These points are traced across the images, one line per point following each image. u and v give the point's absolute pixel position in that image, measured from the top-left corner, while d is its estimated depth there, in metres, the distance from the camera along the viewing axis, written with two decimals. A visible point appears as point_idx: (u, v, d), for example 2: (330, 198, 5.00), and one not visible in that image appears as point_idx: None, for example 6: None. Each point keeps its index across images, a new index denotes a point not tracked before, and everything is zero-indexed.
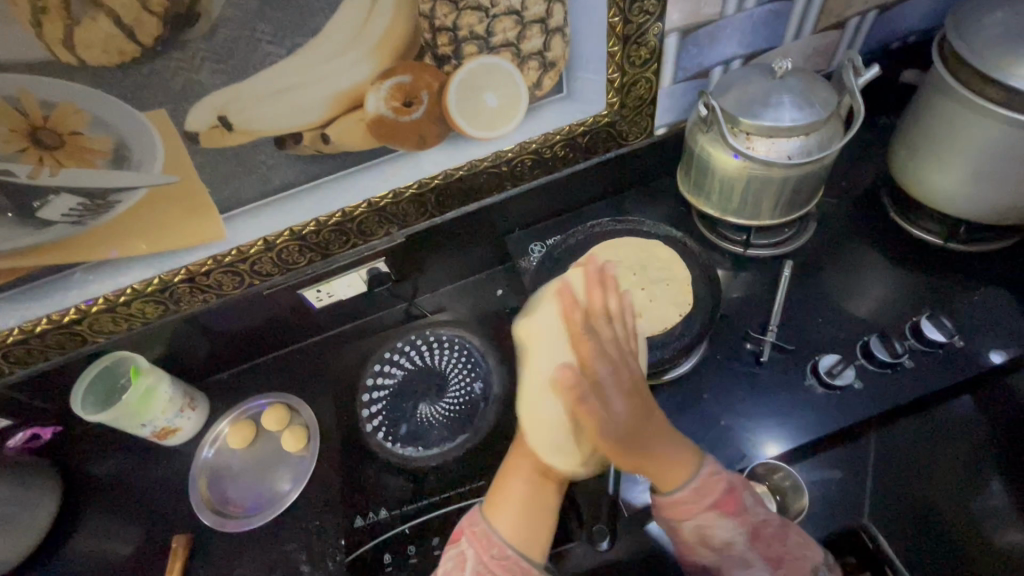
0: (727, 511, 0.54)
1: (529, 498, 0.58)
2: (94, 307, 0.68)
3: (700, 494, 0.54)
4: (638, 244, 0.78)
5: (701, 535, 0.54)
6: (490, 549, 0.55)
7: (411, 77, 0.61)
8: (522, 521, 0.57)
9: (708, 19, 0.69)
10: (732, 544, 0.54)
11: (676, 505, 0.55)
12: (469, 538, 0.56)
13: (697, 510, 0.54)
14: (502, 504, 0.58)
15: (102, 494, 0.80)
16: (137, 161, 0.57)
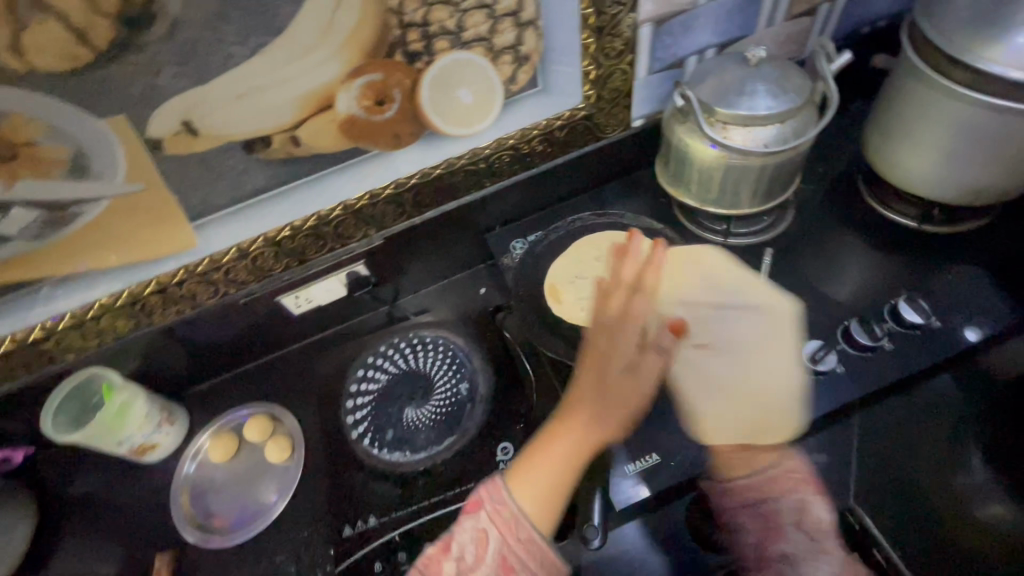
0: (818, 490, 0.61)
1: (543, 479, 0.57)
2: (60, 324, 0.65)
3: (798, 469, 0.61)
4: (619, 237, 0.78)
5: (800, 513, 0.58)
6: (516, 532, 0.53)
7: (383, 75, 0.60)
8: (544, 494, 0.57)
9: (682, 8, 0.69)
10: (823, 527, 0.58)
11: (777, 480, 0.60)
12: (489, 515, 0.54)
13: (801, 485, 0.60)
14: (523, 476, 0.58)
15: (80, 515, 0.78)
16: (97, 171, 0.55)
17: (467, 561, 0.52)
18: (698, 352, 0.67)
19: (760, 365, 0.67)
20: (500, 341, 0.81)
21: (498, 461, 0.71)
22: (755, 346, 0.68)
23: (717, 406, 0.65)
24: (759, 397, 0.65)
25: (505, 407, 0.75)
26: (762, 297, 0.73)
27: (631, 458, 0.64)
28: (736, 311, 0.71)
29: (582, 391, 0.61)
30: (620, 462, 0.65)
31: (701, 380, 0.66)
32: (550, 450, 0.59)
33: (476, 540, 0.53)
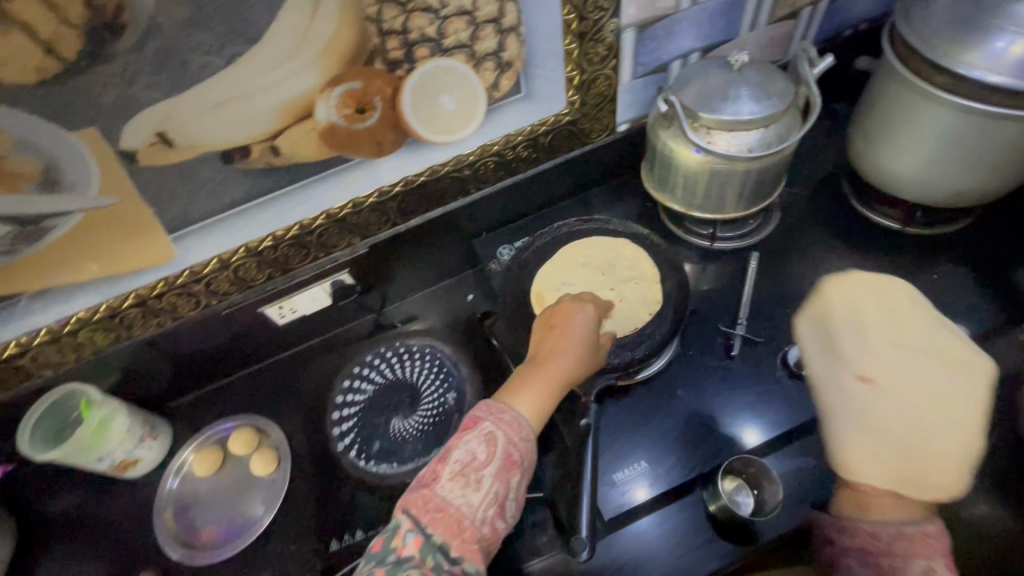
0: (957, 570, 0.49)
1: (537, 393, 0.57)
2: (36, 339, 0.64)
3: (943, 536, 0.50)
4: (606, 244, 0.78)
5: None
6: (518, 434, 0.53)
7: (363, 83, 0.59)
8: (540, 406, 0.57)
9: (665, 13, 0.68)
10: None
11: (913, 538, 0.50)
12: (494, 422, 0.53)
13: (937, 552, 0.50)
14: (517, 391, 0.57)
15: (60, 534, 0.76)
16: (69, 184, 0.54)
17: (475, 462, 0.50)
18: (862, 384, 0.64)
19: (911, 413, 0.61)
20: (487, 348, 0.80)
21: None
22: (937, 400, 0.62)
23: (860, 444, 0.60)
24: (919, 446, 0.59)
25: None
26: (948, 346, 0.66)
27: (622, 466, 0.66)
28: (927, 358, 0.65)
29: (567, 328, 0.64)
30: (611, 469, 0.66)
31: (858, 416, 0.62)
32: (546, 368, 0.60)
33: (486, 443, 0.52)
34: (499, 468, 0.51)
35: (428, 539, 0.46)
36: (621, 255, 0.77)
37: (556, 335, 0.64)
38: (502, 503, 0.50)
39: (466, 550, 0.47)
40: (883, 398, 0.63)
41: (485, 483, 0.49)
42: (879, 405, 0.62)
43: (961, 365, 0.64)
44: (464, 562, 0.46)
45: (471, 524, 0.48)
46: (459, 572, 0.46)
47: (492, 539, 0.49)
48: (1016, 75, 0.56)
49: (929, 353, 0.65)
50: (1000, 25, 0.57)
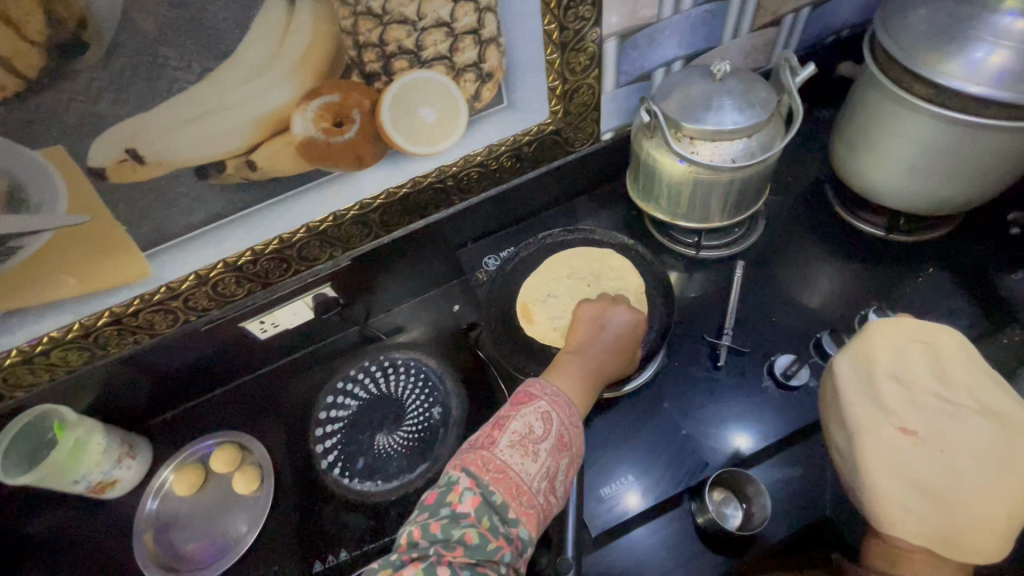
0: None
1: (580, 375, 0.61)
2: (7, 360, 0.62)
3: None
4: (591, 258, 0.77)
5: None
6: (567, 416, 0.56)
7: (341, 96, 0.58)
8: (582, 391, 0.60)
9: (646, 21, 0.68)
10: None
11: None
12: (548, 401, 0.56)
13: None
14: (565, 372, 0.61)
15: (36, 558, 0.74)
16: (36, 203, 0.52)
17: (533, 435, 0.53)
18: (901, 436, 0.57)
19: (948, 468, 0.55)
20: (474, 361, 0.80)
21: None
22: (986, 453, 0.54)
23: (892, 499, 0.55)
24: (956, 504, 0.53)
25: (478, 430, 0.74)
26: (1003, 400, 0.57)
27: (609, 480, 0.65)
28: (976, 412, 0.57)
29: (614, 329, 0.67)
30: (598, 484, 0.65)
31: (891, 471, 0.56)
32: (584, 358, 0.63)
33: (542, 420, 0.54)
34: (554, 445, 0.53)
35: (486, 496, 0.49)
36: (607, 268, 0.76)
37: (594, 326, 0.67)
38: (555, 478, 0.52)
39: (522, 515, 0.49)
40: (918, 451, 0.56)
41: (542, 455, 0.52)
42: (913, 459, 0.56)
43: (1019, 423, 0.55)
44: (519, 526, 0.48)
45: (528, 490, 0.50)
46: (514, 534, 0.48)
47: (545, 510, 0.51)
48: (995, 85, 0.56)
49: (978, 405, 0.57)
50: (978, 35, 0.57)
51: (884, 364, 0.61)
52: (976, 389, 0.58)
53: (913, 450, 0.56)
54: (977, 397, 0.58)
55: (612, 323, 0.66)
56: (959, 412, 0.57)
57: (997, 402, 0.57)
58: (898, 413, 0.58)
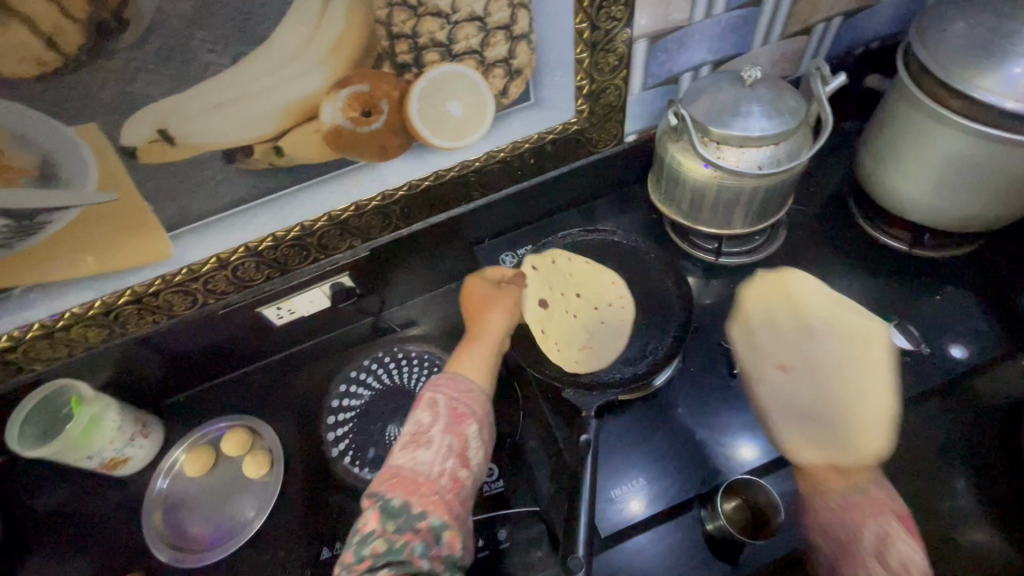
0: (909, 528, 0.55)
1: (483, 362, 0.65)
2: (29, 334, 0.63)
3: (893, 503, 0.57)
4: (547, 265, 0.76)
5: (880, 545, 0.53)
6: (456, 391, 0.60)
7: (369, 86, 0.58)
8: (484, 367, 0.64)
9: (677, 25, 0.68)
10: (912, 565, 0.52)
11: (856, 507, 0.57)
12: (433, 390, 0.59)
13: (884, 517, 0.55)
14: (466, 363, 0.64)
15: (45, 531, 0.74)
16: (67, 179, 0.53)
17: (423, 428, 0.55)
18: (779, 374, 0.69)
19: (814, 386, 0.68)
20: None
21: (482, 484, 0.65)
22: (838, 365, 0.69)
23: (793, 428, 0.64)
24: (839, 411, 0.66)
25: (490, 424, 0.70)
26: (851, 317, 0.73)
27: (619, 482, 0.65)
28: (831, 335, 0.72)
29: (501, 292, 0.73)
30: (609, 485, 0.65)
31: (783, 406, 0.66)
32: (478, 340, 0.68)
33: (430, 409, 0.57)
34: (447, 424, 0.56)
35: (385, 505, 0.49)
36: (575, 274, 0.76)
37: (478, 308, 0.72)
38: (459, 451, 0.54)
39: (427, 504, 0.49)
40: (792, 381, 0.69)
41: (435, 439, 0.54)
42: (790, 390, 0.68)
43: (863, 337, 0.71)
44: (427, 517, 0.49)
45: (427, 480, 0.51)
46: (423, 526, 0.48)
47: (457, 486, 0.52)
48: None
49: (831, 329, 0.72)
50: (1017, 51, 0.56)
51: (763, 333, 0.73)
52: (834, 316, 0.73)
53: (789, 383, 0.68)
54: (833, 323, 0.72)
55: (490, 296, 0.72)
56: (825, 340, 0.71)
57: (851, 320, 0.72)
58: (773, 355, 0.71)
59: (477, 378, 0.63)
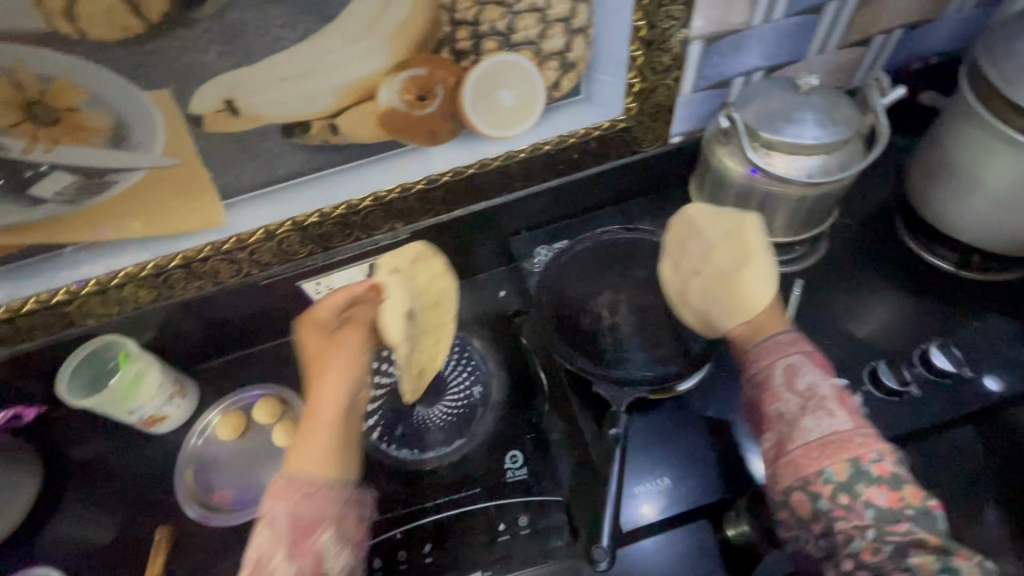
0: (820, 363, 0.59)
1: (324, 449, 0.56)
2: (84, 289, 0.66)
3: (797, 343, 0.61)
4: (406, 261, 0.64)
5: (789, 375, 0.58)
6: (296, 496, 0.54)
7: (427, 71, 0.59)
8: (324, 455, 0.56)
9: (734, 28, 0.67)
10: (818, 392, 0.56)
11: (765, 350, 0.61)
12: (271, 501, 0.54)
13: (790, 351, 0.60)
14: (303, 457, 0.56)
15: (82, 480, 0.78)
16: (137, 142, 0.55)
17: (264, 558, 0.51)
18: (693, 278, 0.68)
19: (719, 267, 0.67)
20: (514, 345, 0.78)
21: (505, 469, 0.67)
22: (728, 247, 0.67)
23: (715, 314, 0.66)
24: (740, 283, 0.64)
25: (518, 414, 0.72)
26: (720, 217, 0.69)
27: (643, 479, 0.65)
28: (707, 236, 0.69)
29: (341, 337, 0.61)
30: (632, 481, 0.65)
31: (702, 301, 0.67)
32: (315, 416, 0.58)
33: (270, 528, 0.53)
34: (292, 545, 0.52)
35: None
36: (433, 276, 0.65)
37: (319, 364, 0.60)
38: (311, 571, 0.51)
39: None
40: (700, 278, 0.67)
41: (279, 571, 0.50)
42: (703, 283, 0.67)
43: (736, 224, 0.67)
44: None
45: None
46: None
47: None
48: None
49: (717, 227, 0.68)
50: None
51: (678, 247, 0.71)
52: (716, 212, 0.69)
53: (698, 279, 0.67)
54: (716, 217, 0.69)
55: (333, 349, 0.60)
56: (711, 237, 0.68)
57: (725, 217, 0.68)
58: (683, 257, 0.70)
59: (318, 471, 0.55)
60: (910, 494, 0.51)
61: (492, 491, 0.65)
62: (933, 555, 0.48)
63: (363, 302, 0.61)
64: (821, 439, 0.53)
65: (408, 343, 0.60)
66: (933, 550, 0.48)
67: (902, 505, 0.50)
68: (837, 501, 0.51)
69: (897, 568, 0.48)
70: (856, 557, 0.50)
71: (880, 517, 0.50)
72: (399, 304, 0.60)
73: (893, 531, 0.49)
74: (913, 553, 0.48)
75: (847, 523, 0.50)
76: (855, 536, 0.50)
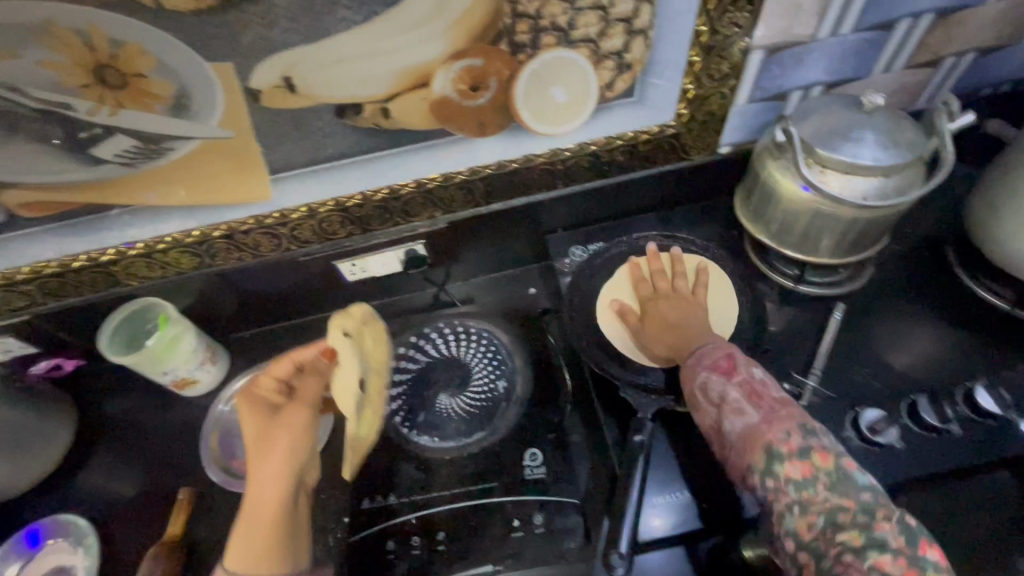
0: (727, 370, 0.55)
1: (264, 552, 0.54)
2: (131, 250, 0.68)
3: (703, 355, 0.57)
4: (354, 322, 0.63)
5: (704, 389, 0.55)
6: None
7: (483, 62, 0.59)
8: (265, 554, 0.54)
9: (799, 39, 0.65)
10: (727, 398, 0.53)
11: (683, 376, 0.58)
12: None
13: (695, 372, 0.56)
14: (240, 560, 0.53)
15: (112, 434, 0.80)
16: (195, 112, 0.56)
17: None
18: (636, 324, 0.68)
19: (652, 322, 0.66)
20: (541, 343, 0.77)
21: (524, 467, 0.66)
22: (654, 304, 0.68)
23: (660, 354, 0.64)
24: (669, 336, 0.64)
25: (542, 415, 0.70)
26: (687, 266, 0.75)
27: (664, 491, 0.64)
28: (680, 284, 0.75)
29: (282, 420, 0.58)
30: (652, 491, 0.65)
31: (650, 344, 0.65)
32: (252, 519, 0.54)
33: None
34: None
35: None
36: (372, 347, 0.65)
37: (257, 456, 0.56)
38: None
39: None
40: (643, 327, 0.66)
41: None
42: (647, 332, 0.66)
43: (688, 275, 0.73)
44: None
45: None
46: None
47: None
48: None
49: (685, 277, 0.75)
50: None
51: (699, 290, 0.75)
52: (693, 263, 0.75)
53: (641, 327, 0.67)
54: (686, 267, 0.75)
55: (275, 437, 0.56)
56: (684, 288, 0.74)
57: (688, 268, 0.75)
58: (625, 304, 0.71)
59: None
60: (818, 459, 0.46)
61: (508, 487, 0.65)
62: (860, 528, 0.42)
63: (314, 379, 0.61)
64: (738, 437, 0.50)
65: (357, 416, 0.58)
66: (853, 517, 0.43)
67: (814, 473, 0.46)
68: (767, 490, 0.47)
69: (833, 547, 0.42)
70: (796, 536, 0.44)
71: (802, 492, 0.45)
72: (351, 371, 0.59)
73: (814, 503, 0.44)
74: (843, 527, 0.42)
75: (780, 505, 0.46)
76: (786, 514, 0.45)
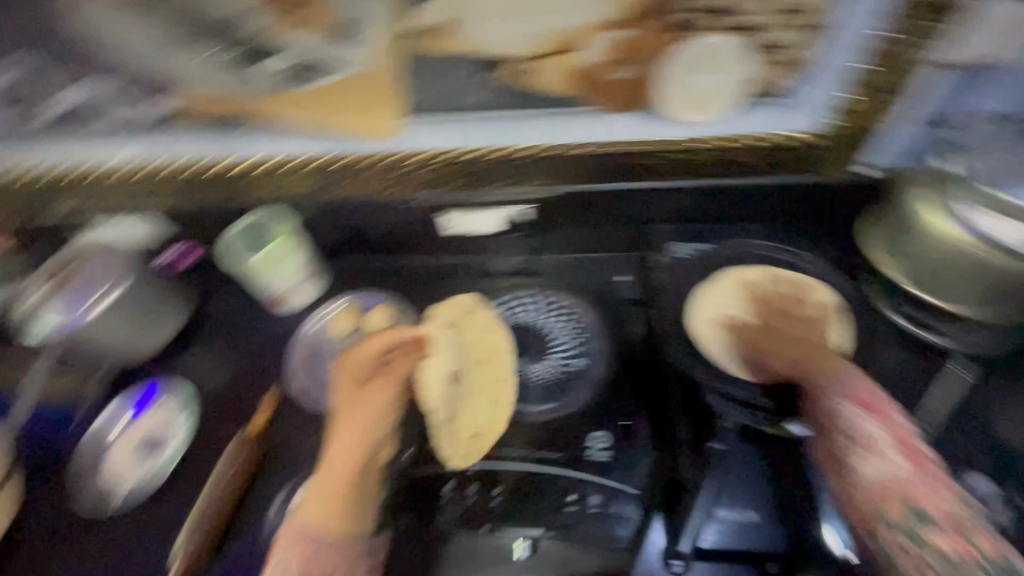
0: (871, 408, 0.56)
1: (336, 504, 0.57)
2: (263, 166, 0.73)
3: (849, 384, 0.57)
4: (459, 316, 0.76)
5: (846, 424, 0.55)
6: (308, 549, 0.55)
7: (633, 36, 0.58)
8: (337, 507, 0.57)
9: (983, 61, 0.59)
10: (872, 440, 0.54)
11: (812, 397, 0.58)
12: (286, 544, 0.56)
13: (841, 400, 0.56)
14: (316, 506, 0.58)
15: (203, 333, 0.84)
16: (352, 43, 0.60)
17: None
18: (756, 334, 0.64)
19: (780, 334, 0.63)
20: (624, 332, 0.75)
21: (587, 445, 0.67)
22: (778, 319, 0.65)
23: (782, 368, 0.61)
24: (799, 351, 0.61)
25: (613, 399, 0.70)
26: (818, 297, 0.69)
27: (729, 503, 0.64)
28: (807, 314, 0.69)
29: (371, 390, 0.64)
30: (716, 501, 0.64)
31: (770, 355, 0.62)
32: (331, 472, 0.59)
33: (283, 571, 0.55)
34: None
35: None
36: (479, 338, 0.74)
37: (346, 417, 0.63)
38: None
39: None
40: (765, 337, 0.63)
41: None
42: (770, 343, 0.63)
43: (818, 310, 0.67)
44: None
45: None
46: None
47: None
48: None
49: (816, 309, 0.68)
50: None
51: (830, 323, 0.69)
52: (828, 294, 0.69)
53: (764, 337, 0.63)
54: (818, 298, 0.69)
55: (363, 403, 0.63)
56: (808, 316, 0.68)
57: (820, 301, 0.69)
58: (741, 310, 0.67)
59: (327, 523, 0.57)
60: (980, 541, 0.48)
61: (568, 460, 0.66)
62: None
63: (404, 358, 0.68)
64: (876, 485, 0.52)
65: (447, 407, 0.69)
66: None
67: (970, 553, 0.47)
68: (901, 545, 0.49)
69: None
70: None
71: (944, 562, 0.47)
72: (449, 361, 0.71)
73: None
74: None
75: (910, 564, 0.48)
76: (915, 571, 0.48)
